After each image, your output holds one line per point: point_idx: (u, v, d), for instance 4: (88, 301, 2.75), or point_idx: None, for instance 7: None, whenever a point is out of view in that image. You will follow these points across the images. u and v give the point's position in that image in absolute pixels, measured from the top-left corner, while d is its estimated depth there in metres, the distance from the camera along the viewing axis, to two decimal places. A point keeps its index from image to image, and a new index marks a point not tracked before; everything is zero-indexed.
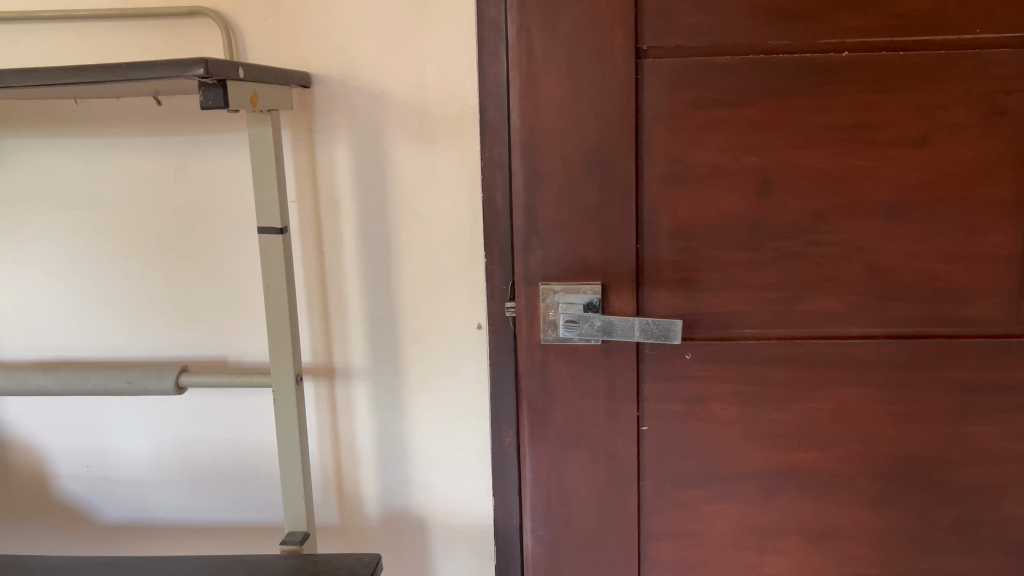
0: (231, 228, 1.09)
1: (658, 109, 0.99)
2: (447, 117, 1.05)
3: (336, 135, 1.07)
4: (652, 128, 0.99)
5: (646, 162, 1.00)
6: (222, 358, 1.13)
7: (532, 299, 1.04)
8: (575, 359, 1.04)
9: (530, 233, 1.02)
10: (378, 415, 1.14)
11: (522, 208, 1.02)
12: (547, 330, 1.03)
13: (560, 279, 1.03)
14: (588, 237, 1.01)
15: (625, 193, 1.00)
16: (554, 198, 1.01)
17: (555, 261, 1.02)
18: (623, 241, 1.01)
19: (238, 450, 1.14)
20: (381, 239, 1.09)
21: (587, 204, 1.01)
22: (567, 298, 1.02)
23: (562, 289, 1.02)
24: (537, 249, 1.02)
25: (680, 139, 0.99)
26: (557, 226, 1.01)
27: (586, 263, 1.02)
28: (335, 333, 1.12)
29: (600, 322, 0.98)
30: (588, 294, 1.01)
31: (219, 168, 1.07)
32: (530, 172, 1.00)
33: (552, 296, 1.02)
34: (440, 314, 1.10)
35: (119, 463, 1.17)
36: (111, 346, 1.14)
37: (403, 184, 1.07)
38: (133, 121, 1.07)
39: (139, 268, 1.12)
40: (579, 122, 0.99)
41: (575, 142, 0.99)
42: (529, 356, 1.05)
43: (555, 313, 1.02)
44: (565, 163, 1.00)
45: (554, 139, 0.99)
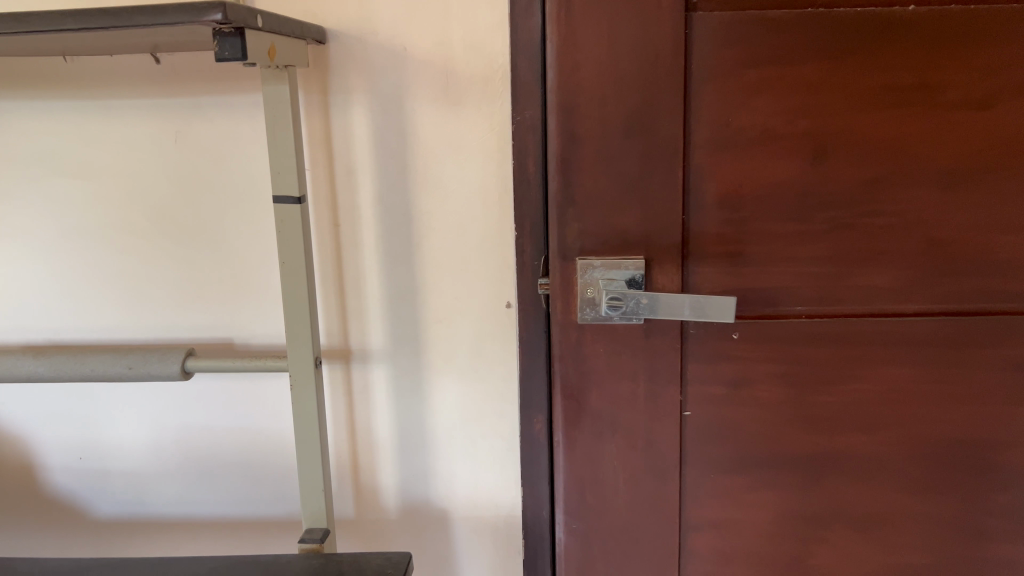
0: (237, 198, 1.00)
1: (704, 68, 0.91)
2: (474, 78, 0.96)
3: (352, 96, 0.98)
4: (698, 88, 0.91)
5: (692, 125, 0.92)
6: (226, 341, 1.04)
7: (568, 275, 0.96)
8: (613, 339, 0.96)
9: (566, 203, 0.94)
10: (397, 400, 1.05)
11: (557, 177, 0.94)
12: (584, 309, 0.95)
13: (597, 253, 0.95)
14: (629, 208, 0.93)
15: (669, 159, 0.92)
16: (592, 165, 0.93)
17: (592, 234, 0.94)
18: (668, 211, 0.93)
19: (246, 439, 1.06)
20: (400, 210, 1.00)
21: (628, 172, 0.93)
22: (606, 275, 0.94)
23: (602, 264, 0.94)
24: (574, 221, 0.94)
25: (729, 101, 0.91)
26: (595, 196, 0.93)
27: (626, 236, 0.94)
28: (351, 312, 1.03)
29: (644, 299, 0.91)
30: (630, 270, 0.94)
31: (225, 132, 0.98)
32: (565, 137, 0.92)
33: (591, 272, 0.94)
34: (464, 292, 1.02)
35: (115, 455, 1.08)
36: (104, 328, 1.05)
37: (426, 151, 0.99)
38: (129, 81, 0.98)
39: (135, 242, 1.02)
40: (621, 82, 0.90)
41: (615, 104, 0.91)
42: (563, 335, 0.97)
43: (593, 291, 0.94)
44: (605, 126, 0.91)
45: (593, 100, 0.91)
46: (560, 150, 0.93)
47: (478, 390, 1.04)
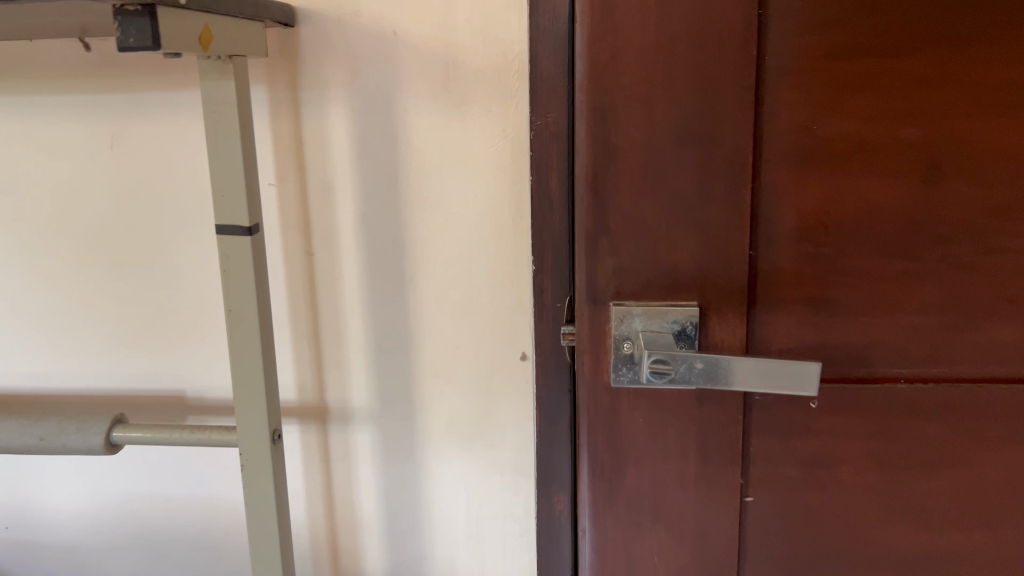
0: (187, 219, 0.80)
1: (786, 53, 0.65)
2: (483, 70, 0.74)
3: (327, 94, 0.77)
4: (775, 81, 0.66)
5: (765, 131, 0.67)
6: (178, 394, 0.85)
7: (600, 325, 0.72)
8: (656, 407, 0.73)
9: (599, 234, 0.70)
10: (385, 470, 0.85)
11: (587, 200, 0.69)
12: (619, 369, 0.71)
13: (638, 298, 0.70)
14: (680, 240, 0.69)
15: (735, 177, 0.67)
16: (632, 183, 0.68)
17: (631, 274, 0.70)
18: (731, 246, 0.69)
19: (200, 512, 0.86)
20: (389, 237, 0.79)
21: (680, 193, 0.68)
22: (647, 326, 0.70)
23: (643, 313, 0.70)
24: (608, 257, 0.70)
25: (815, 101, 0.66)
26: (636, 225, 0.69)
27: (677, 277, 0.70)
28: (328, 362, 0.83)
29: (700, 364, 0.66)
30: (676, 320, 0.69)
31: (171, 138, 0.78)
32: (598, 147, 0.68)
33: (630, 323, 0.70)
34: (467, 340, 0.81)
35: (47, 525, 0.89)
36: (32, 373, 0.86)
37: (420, 163, 0.77)
38: (55, 72, 0.78)
39: (65, 271, 0.83)
40: (672, 73, 0.65)
41: (667, 103, 0.66)
42: (591, 401, 0.74)
43: (630, 346, 0.70)
44: (653, 133, 0.67)
45: (636, 97, 0.66)
46: (590, 166, 0.68)
47: (485, 461, 0.84)
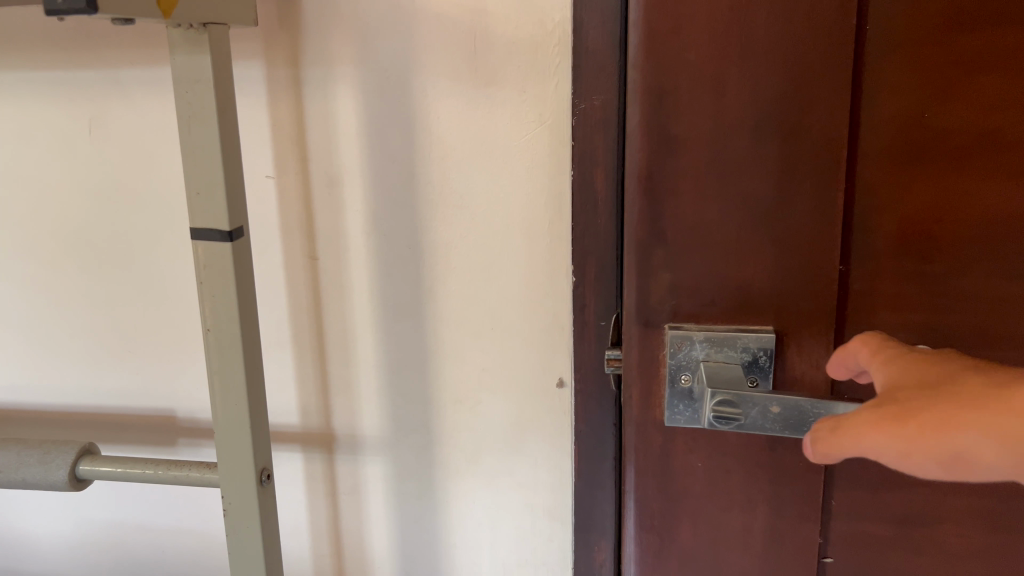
0: (170, 214, 0.68)
1: (891, 9, 0.47)
2: (517, 42, 0.62)
3: (333, 72, 0.65)
4: (876, 46, 0.48)
5: (859, 112, 0.49)
6: (168, 414, 0.74)
7: (653, 351, 0.56)
8: (718, 448, 0.56)
9: (653, 240, 0.54)
10: (399, 508, 0.74)
11: (640, 196, 0.53)
12: (674, 405, 0.56)
13: (700, 320, 0.54)
14: (756, 252, 0.52)
15: (825, 173, 0.50)
16: (692, 178, 0.52)
17: (692, 292, 0.54)
18: (817, 262, 0.51)
19: (193, 546, 0.76)
20: (405, 240, 0.68)
21: (755, 192, 0.51)
22: (710, 356, 0.54)
23: (705, 338, 0.54)
24: (664, 269, 0.54)
25: (929, 74, 0.47)
26: (698, 230, 0.53)
27: (751, 298, 0.53)
28: (335, 383, 0.72)
29: (778, 408, 0.49)
30: (747, 348, 0.53)
31: (150, 122, 0.66)
32: (650, 131, 0.52)
33: (688, 350, 0.54)
34: (494, 362, 0.69)
35: (28, 553, 0.80)
36: (9, 388, 0.76)
37: (441, 154, 0.65)
38: (20, 46, 0.67)
39: (38, 273, 0.72)
40: (746, 39, 0.48)
41: (743, 75, 0.49)
42: (641, 441, 0.58)
43: (689, 380, 0.55)
44: (722, 113, 0.50)
45: (699, 68, 0.50)
46: (643, 154, 0.52)
47: (514, 502, 0.72)
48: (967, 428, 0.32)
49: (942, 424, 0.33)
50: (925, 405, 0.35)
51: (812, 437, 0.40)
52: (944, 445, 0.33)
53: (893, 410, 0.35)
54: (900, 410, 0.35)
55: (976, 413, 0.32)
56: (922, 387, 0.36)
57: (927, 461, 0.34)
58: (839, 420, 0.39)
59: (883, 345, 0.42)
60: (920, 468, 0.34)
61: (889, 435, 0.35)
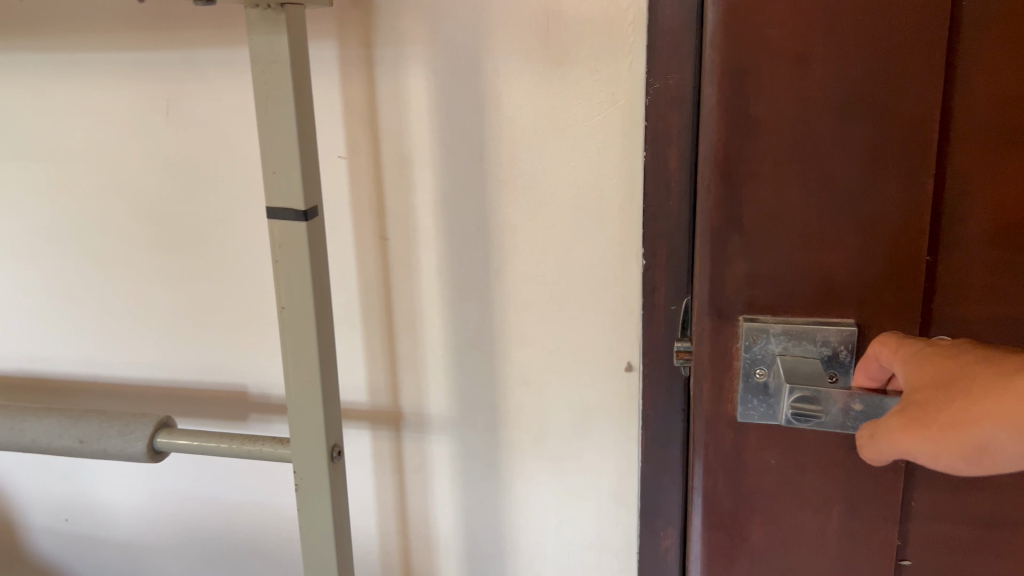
0: (243, 194, 0.69)
1: None
2: (590, 21, 0.61)
3: (405, 52, 0.65)
4: (968, 30, 0.45)
5: (950, 96, 0.46)
6: (240, 389, 0.75)
7: (725, 345, 0.54)
8: (793, 447, 0.54)
9: (731, 229, 0.51)
10: (465, 488, 0.74)
11: (717, 183, 0.51)
12: (748, 400, 0.54)
13: (777, 312, 0.52)
14: (841, 241, 0.50)
15: (915, 159, 0.47)
16: (774, 165, 0.49)
17: (770, 283, 0.52)
18: (905, 252, 0.49)
19: (264, 520, 0.78)
20: (475, 221, 0.68)
21: (841, 179, 0.48)
22: (788, 350, 0.52)
23: (782, 332, 0.52)
24: (741, 260, 0.52)
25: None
26: (778, 219, 0.50)
27: (832, 290, 0.50)
28: (404, 363, 0.73)
29: (859, 406, 0.47)
30: (827, 343, 0.51)
31: (225, 103, 0.67)
32: (730, 116, 0.49)
33: (763, 343, 0.52)
34: (560, 343, 0.69)
35: (105, 521, 0.83)
36: (88, 361, 0.79)
37: (512, 135, 0.65)
38: (99, 27, 0.68)
39: (117, 250, 0.74)
40: (833, 19, 0.46)
41: (831, 57, 0.47)
42: (711, 439, 0.56)
43: (764, 374, 0.53)
44: (808, 97, 0.48)
45: (783, 51, 0.47)
46: (722, 139, 0.50)
47: (579, 484, 0.71)
48: (984, 427, 0.35)
49: (962, 426, 0.36)
50: (945, 407, 0.37)
51: (862, 449, 0.43)
52: (964, 443, 0.36)
53: (916, 414, 0.38)
54: (923, 414, 0.38)
55: (989, 412, 0.35)
56: (942, 387, 0.38)
57: (958, 459, 0.36)
58: (878, 427, 0.41)
59: (902, 346, 0.44)
60: (952, 465, 0.37)
61: (920, 439, 0.37)
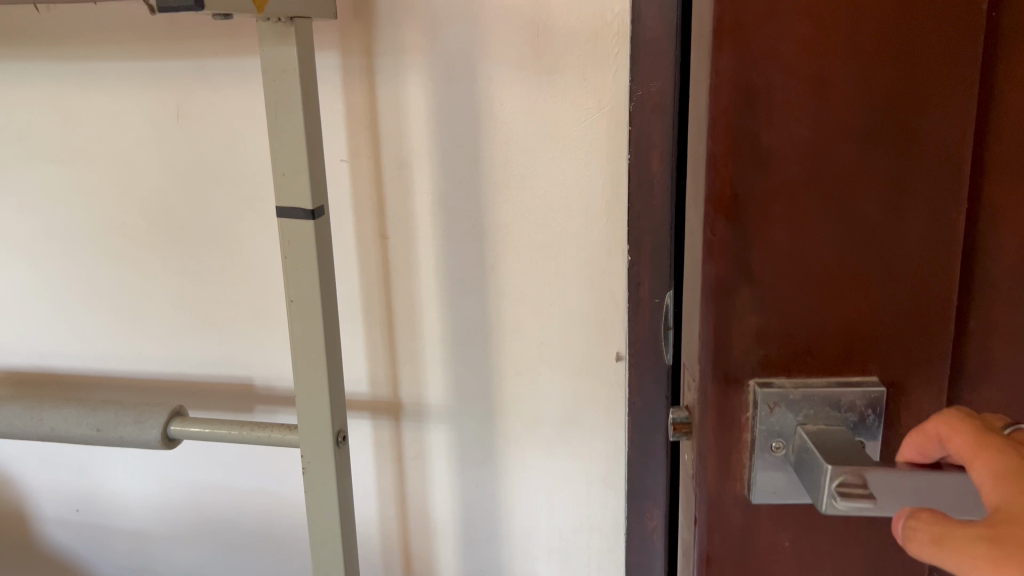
0: (251, 195, 0.73)
1: None
2: (577, 32, 0.65)
3: (404, 61, 0.69)
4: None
5: (1000, 93, 0.33)
6: (247, 381, 0.79)
7: (735, 421, 0.37)
8: (814, 525, 0.38)
9: (730, 288, 0.36)
10: (462, 474, 0.78)
11: (717, 227, 0.35)
12: (761, 480, 0.38)
13: (793, 374, 0.36)
14: (876, 294, 0.35)
15: (960, 183, 0.34)
16: (788, 201, 0.35)
17: (784, 343, 0.36)
18: (954, 300, 0.35)
19: (268, 506, 0.81)
20: (470, 220, 0.72)
21: (874, 221, 0.34)
22: (808, 418, 0.36)
23: (799, 392, 0.36)
24: (747, 321, 0.36)
25: None
26: (792, 274, 0.35)
27: (864, 351, 0.36)
28: (403, 355, 0.77)
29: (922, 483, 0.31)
30: (852, 407, 0.36)
31: (232, 109, 0.71)
32: (726, 141, 0.34)
33: (775, 408, 0.36)
34: (551, 335, 0.73)
35: (115, 511, 0.86)
36: (100, 356, 0.82)
37: (504, 139, 0.69)
38: (113, 39, 0.72)
39: (129, 250, 0.78)
40: None
41: (858, 61, 0.33)
42: (715, 522, 0.39)
43: (782, 448, 0.37)
44: (828, 112, 0.34)
45: (795, 54, 0.33)
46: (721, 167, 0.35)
47: (570, 469, 0.76)
48: None
49: None
50: None
51: (905, 538, 0.28)
52: None
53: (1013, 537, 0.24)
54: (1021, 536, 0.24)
55: None
56: None
57: None
58: (947, 529, 0.26)
59: (1002, 452, 0.28)
60: None
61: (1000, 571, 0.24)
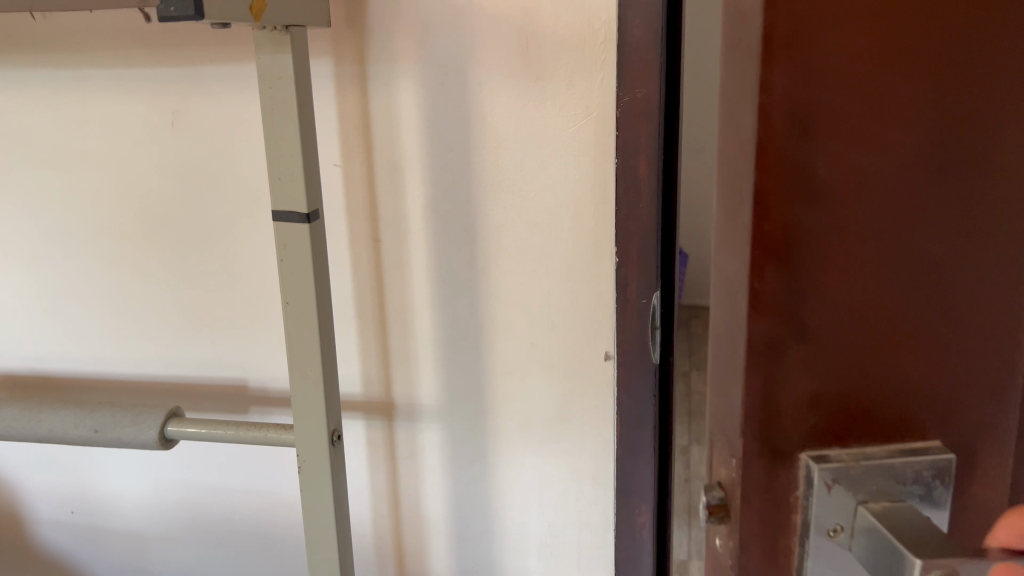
0: (245, 200, 0.74)
1: None
2: (566, 39, 0.67)
3: (396, 68, 0.71)
4: None
5: None
6: (241, 383, 0.80)
7: (780, 511, 0.26)
8: None
9: (768, 360, 0.25)
10: (454, 473, 0.80)
11: (737, 277, 0.25)
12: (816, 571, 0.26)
13: (851, 443, 0.25)
14: (969, 354, 0.24)
15: None
16: (848, 237, 0.24)
17: (854, 423, 0.25)
18: None
19: (263, 506, 0.83)
20: (462, 223, 0.73)
21: (974, 255, 0.24)
22: (866, 496, 0.25)
23: (853, 463, 0.25)
24: (794, 399, 0.25)
25: None
26: (855, 336, 0.24)
27: (966, 427, 0.25)
28: (396, 356, 0.78)
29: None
30: (919, 476, 0.25)
31: (227, 116, 0.72)
32: (761, 157, 0.23)
33: (823, 487, 0.25)
34: (541, 335, 0.74)
35: (110, 512, 0.87)
36: (96, 359, 0.83)
37: (494, 144, 0.71)
38: (110, 46, 0.73)
39: (124, 255, 0.79)
40: None
41: (932, 36, 0.22)
42: None
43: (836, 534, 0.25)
44: (897, 109, 0.23)
45: (850, 30, 0.22)
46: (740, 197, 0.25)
47: (560, 467, 0.77)
48: None
49: None
50: None
51: None
52: None
53: None
54: None
55: None
56: None
57: None
58: None
59: None
60: None
61: None
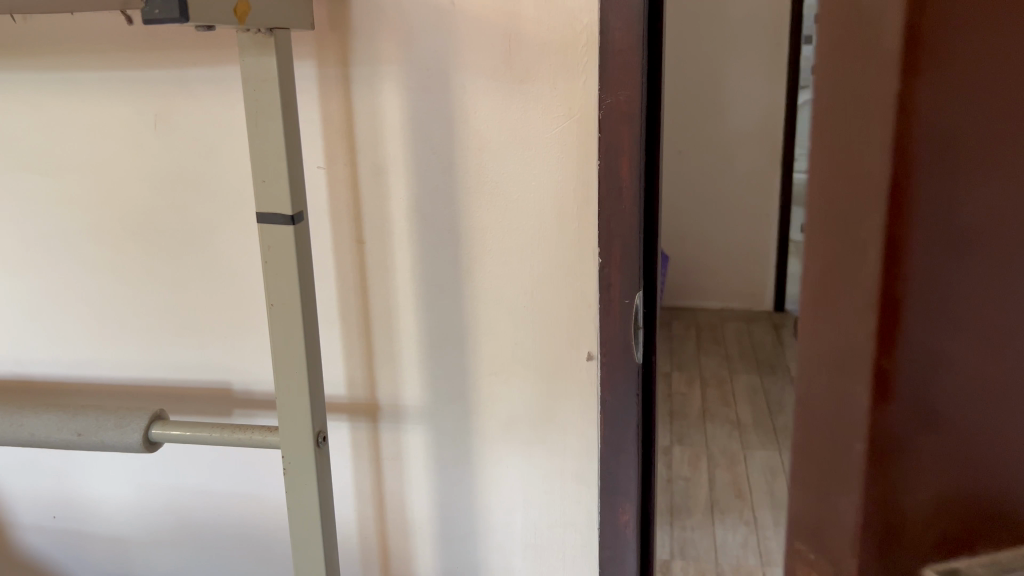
0: (229, 202, 0.74)
1: None
2: (548, 42, 0.67)
3: (379, 70, 0.71)
4: None
5: None
6: (225, 386, 0.80)
7: None
8: None
9: (889, 467, 0.23)
10: (439, 474, 0.80)
11: (845, 337, 0.22)
12: None
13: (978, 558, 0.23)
14: None
15: None
16: (982, 323, 0.22)
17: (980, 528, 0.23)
18: None
19: (248, 508, 0.83)
20: (446, 224, 0.74)
21: None
22: None
23: None
24: (919, 502, 0.23)
25: None
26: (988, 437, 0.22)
27: None
28: (381, 357, 0.78)
29: None
30: None
31: (211, 118, 0.72)
32: (892, 199, 0.21)
33: None
34: (526, 337, 0.75)
35: (94, 517, 0.87)
36: (79, 363, 0.83)
37: (478, 146, 0.71)
38: (92, 49, 0.73)
39: (107, 258, 0.79)
40: None
41: None
42: None
43: None
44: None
45: (992, 80, 0.20)
46: (858, 255, 0.22)
47: (545, 467, 0.77)
48: None
49: None
50: None
51: None
52: None
53: None
54: None
55: None
56: None
57: None
58: None
59: None
60: None
61: None
